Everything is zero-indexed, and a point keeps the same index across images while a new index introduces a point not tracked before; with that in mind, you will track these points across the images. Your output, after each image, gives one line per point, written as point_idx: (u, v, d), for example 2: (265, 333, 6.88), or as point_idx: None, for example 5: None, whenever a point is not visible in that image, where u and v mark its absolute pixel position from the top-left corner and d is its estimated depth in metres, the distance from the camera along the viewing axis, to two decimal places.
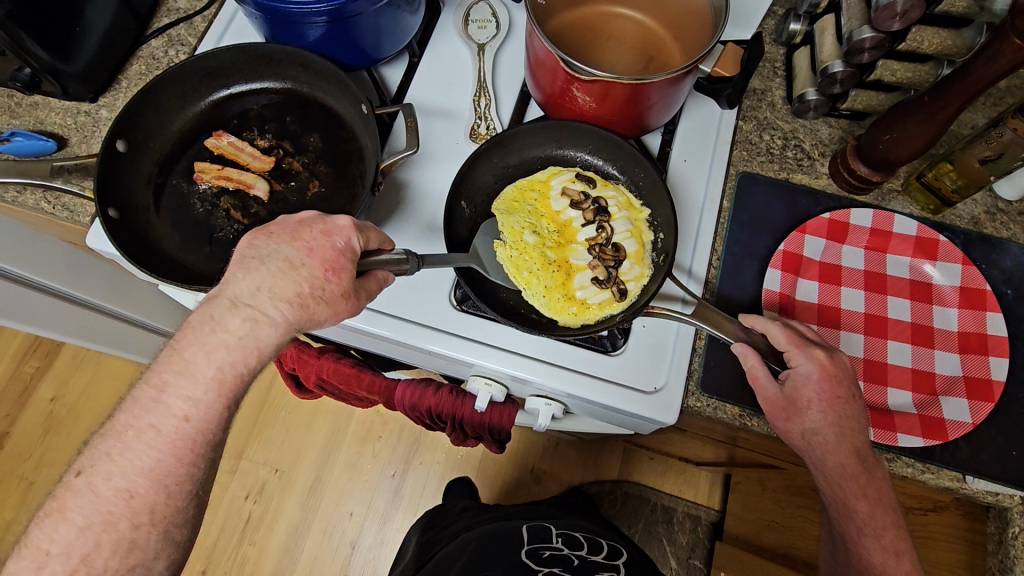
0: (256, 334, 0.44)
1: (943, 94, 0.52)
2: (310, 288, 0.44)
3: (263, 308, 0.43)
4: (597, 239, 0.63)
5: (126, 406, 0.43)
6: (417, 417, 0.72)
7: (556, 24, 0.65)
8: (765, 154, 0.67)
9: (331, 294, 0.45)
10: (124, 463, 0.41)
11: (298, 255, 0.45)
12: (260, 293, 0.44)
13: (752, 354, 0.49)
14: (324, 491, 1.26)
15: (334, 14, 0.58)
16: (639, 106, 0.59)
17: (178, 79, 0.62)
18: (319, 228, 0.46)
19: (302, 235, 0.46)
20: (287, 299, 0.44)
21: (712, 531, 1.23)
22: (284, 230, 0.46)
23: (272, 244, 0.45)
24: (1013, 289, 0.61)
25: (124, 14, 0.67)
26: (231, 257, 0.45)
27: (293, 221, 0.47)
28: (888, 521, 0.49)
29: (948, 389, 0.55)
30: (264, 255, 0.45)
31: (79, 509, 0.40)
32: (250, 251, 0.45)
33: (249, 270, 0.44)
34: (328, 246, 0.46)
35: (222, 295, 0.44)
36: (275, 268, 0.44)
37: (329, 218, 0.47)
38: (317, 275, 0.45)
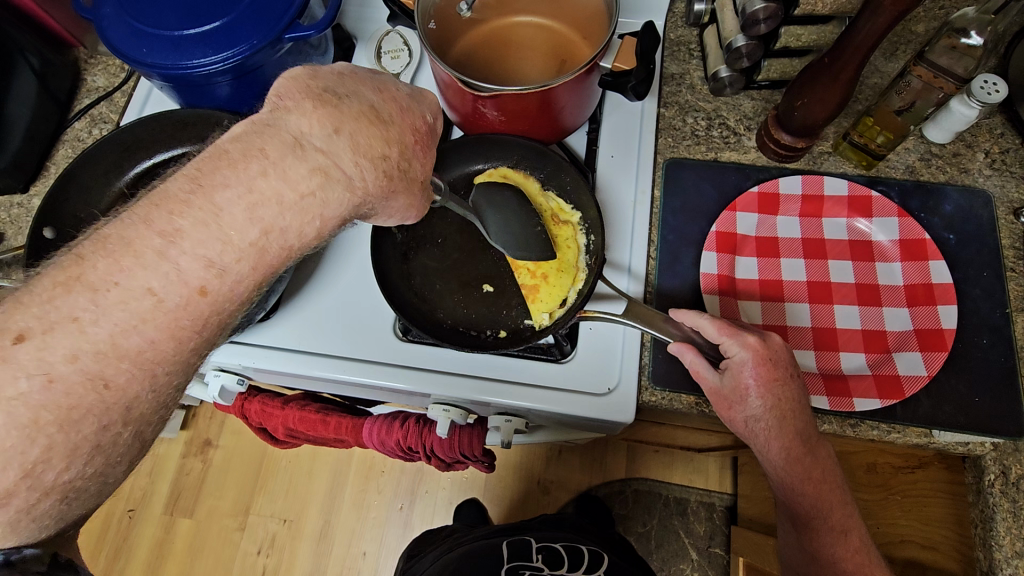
0: (327, 194, 0.35)
1: (840, 53, 0.51)
2: (395, 155, 0.39)
3: (342, 167, 0.35)
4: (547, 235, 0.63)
5: (110, 245, 0.31)
6: (390, 452, 0.73)
7: (461, 45, 0.65)
8: (690, 137, 0.67)
9: (414, 172, 0.41)
10: (105, 319, 0.30)
11: (385, 109, 0.39)
12: (337, 138, 0.36)
13: (688, 351, 0.49)
14: (335, 535, 1.26)
15: (237, 70, 0.58)
16: (551, 110, 0.59)
17: (97, 160, 0.64)
18: (399, 102, 0.41)
19: (388, 92, 0.41)
20: (370, 159, 0.37)
21: (728, 516, 1.20)
22: (360, 80, 0.40)
23: (355, 88, 0.39)
24: (955, 234, 0.60)
25: (46, 101, 0.68)
26: (294, 87, 0.37)
27: (369, 74, 0.42)
28: (836, 500, 0.50)
29: (900, 345, 0.55)
30: (342, 95, 0.38)
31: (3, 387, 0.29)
32: (321, 86, 0.38)
33: (325, 103, 0.36)
34: (414, 120, 0.41)
35: (281, 129, 0.35)
36: (362, 116, 0.37)
37: (417, 96, 0.43)
38: (406, 138, 0.40)
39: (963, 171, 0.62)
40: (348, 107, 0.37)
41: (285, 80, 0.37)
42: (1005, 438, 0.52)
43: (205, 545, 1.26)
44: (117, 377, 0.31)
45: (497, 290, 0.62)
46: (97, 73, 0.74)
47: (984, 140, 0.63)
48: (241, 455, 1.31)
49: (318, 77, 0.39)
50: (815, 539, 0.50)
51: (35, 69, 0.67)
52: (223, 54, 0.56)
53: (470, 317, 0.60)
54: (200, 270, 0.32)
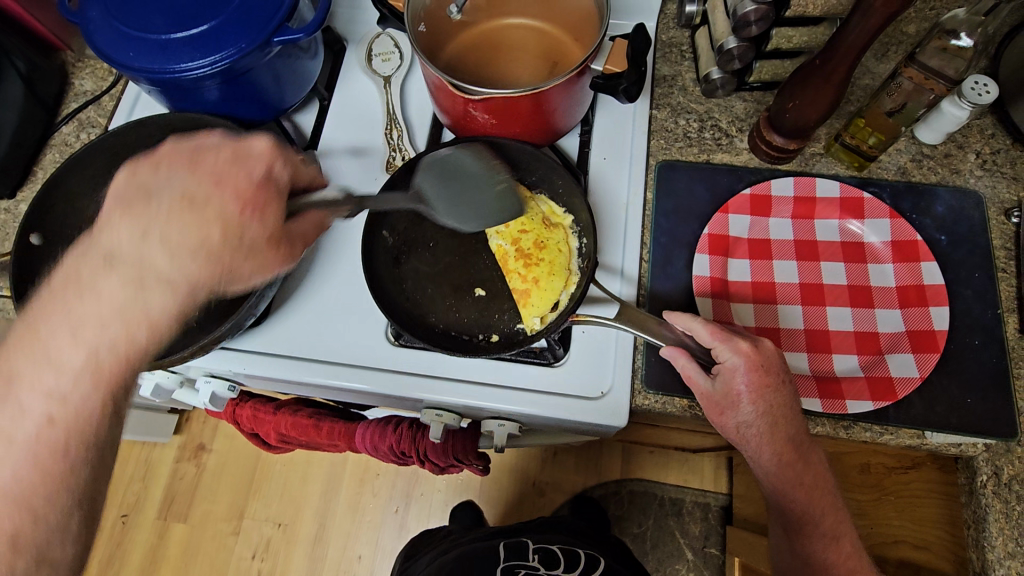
0: (137, 299, 0.41)
1: (831, 55, 0.51)
2: (227, 229, 0.43)
3: (160, 263, 0.42)
4: (509, 190, 0.61)
5: (54, 307, 0.41)
6: (383, 457, 0.72)
7: (452, 47, 0.65)
8: (683, 139, 0.66)
9: (250, 233, 0.44)
10: (64, 359, 0.40)
11: (201, 188, 0.43)
12: (145, 239, 0.41)
13: (681, 355, 0.49)
14: (330, 538, 1.25)
15: (226, 73, 0.57)
16: (542, 113, 0.59)
17: (85, 165, 0.63)
18: (231, 161, 0.45)
19: (202, 163, 0.45)
20: (187, 247, 0.42)
21: (723, 516, 1.20)
22: (211, 151, 0.45)
23: (172, 176, 0.44)
24: (946, 235, 0.60)
25: (32, 106, 0.68)
26: (120, 190, 0.43)
27: (223, 146, 0.46)
28: (829, 504, 0.50)
29: (892, 347, 0.55)
30: (155, 188, 0.43)
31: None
32: (136, 185, 0.43)
33: (128, 210, 0.42)
34: (239, 176, 0.45)
35: (95, 242, 0.42)
36: (169, 208, 0.42)
37: (243, 149, 0.46)
38: (231, 208, 0.44)
39: (955, 172, 0.62)
40: (157, 206, 0.42)
41: (125, 180, 0.44)
42: (997, 438, 0.53)
43: (199, 550, 1.25)
44: (84, 403, 0.40)
45: (489, 294, 0.61)
46: (85, 77, 0.74)
47: (975, 141, 0.63)
48: (235, 459, 1.30)
49: (135, 170, 0.44)
50: (808, 544, 0.50)
51: (21, 73, 0.66)
52: (211, 57, 0.55)
53: (462, 322, 0.60)
54: (122, 304, 0.41)
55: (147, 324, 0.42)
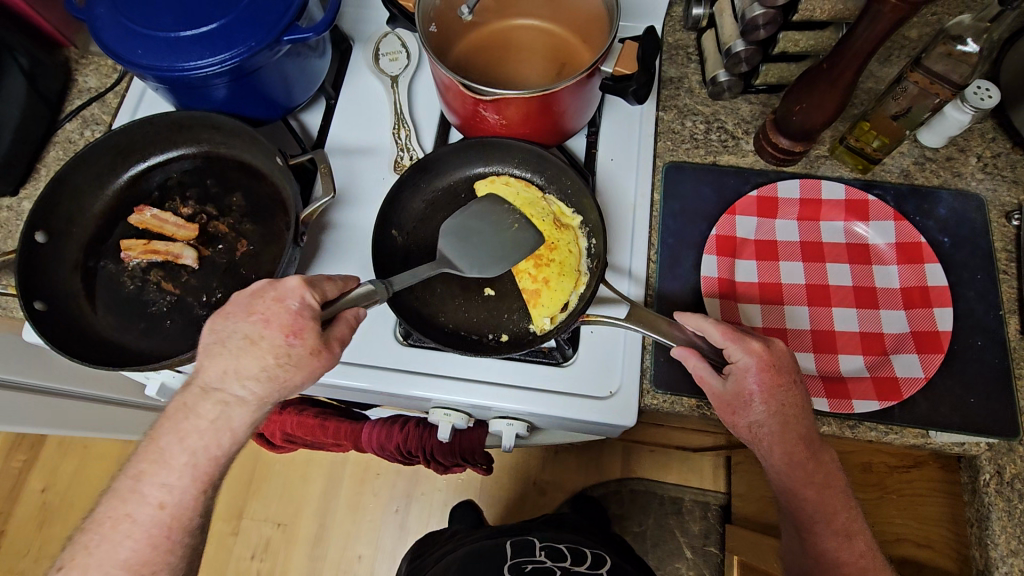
0: (227, 416, 0.44)
1: (838, 60, 0.52)
2: (276, 357, 0.44)
3: (230, 390, 0.44)
4: (526, 229, 0.61)
5: (166, 413, 0.45)
6: (390, 456, 0.72)
7: (461, 47, 0.65)
8: (689, 141, 0.67)
9: (298, 353, 0.45)
10: (173, 458, 0.44)
11: (257, 330, 0.44)
12: (226, 376, 0.44)
13: (692, 355, 0.50)
14: (330, 538, 1.25)
15: (235, 72, 0.57)
16: (552, 115, 0.59)
17: (90, 162, 0.62)
18: (271, 294, 0.45)
19: (257, 307, 0.45)
20: (253, 376, 0.44)
21: (723, 515, 1.21)
22: (262, 295, 0.45)
23: (233, 321, 0.45)
24: (949, 237, 0.61)
25: (36, 102, 0.67)
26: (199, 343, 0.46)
27: (269, 287, 0.46)
28: (840, 504, 0.50)
29: (897, 347, 0.56)
30: (225, 336, 0.45)
31: (119, 516, 0.43)
32: (212, 335, 0.45)
33: (213, 355, 0.44)
34: (282, 310, 0.45)
35: (194, 382, 0.45)
36: (237, 347, 0.44)
37: (278, 282, 0.46)
38: (279, 341, 0.44)
39: (957, 175, 0.63)
40: (230, 345, 0.44)
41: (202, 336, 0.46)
42: (999, 437, 0.53)
43: None
44: (188, 498, 0.44)
45: (498, 294, 0.61)
46: (88, 73, 0.73)
47: (976, 144, 0.64)
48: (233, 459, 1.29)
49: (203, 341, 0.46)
50: (817, 542, 0.50)
51: (25, 70, 0.65)
52: (221, 56, 0.55)
53: (471, 321, 0.60)
54: (214, 421, 0.44)
55: (233, 433, 0.45)
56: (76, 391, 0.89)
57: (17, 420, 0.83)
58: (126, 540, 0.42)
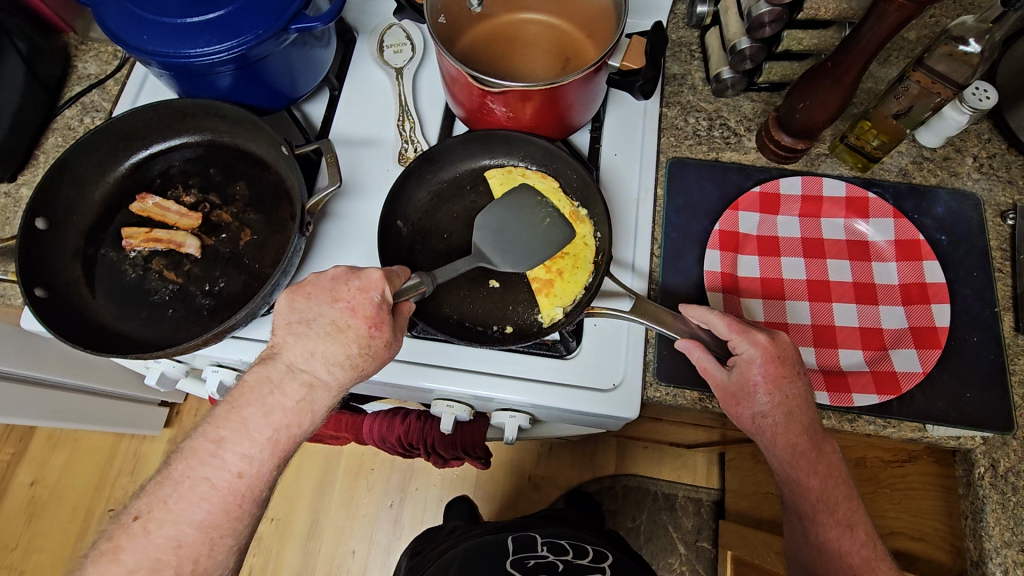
0: (311, 398, 0.46)
1: (843, 58, 0.52)
2: (359, 347, 0.47)
3: (317, 373, 0.46)
4: (557, 224, 0.61)
5: (248, 385, 0.45)
6: (391, 448, 0.73)
7: (466, 40, 0.65)
8: (692, 137, 0.68)
9: (377, 347, 0.48)
10: (256, 429, 0.44)
11: (342, 317, 0.47)
12: (313, 359, 0.46)
13: (696, 347, 0.51)
14: (324, 533, 1.24)
15: (240, 60, 0.57)
16: (559, 108, 0.59)
17: (91, 149, 0.62)
18: (354, 283, 0.48)
19: (342, 295, 0.47)
20: (339, 361, 0.47)
21: (715, 511, 1.22)
22: (348, 286, 0.48)
23: (318, 306, 0.47)
24: (947, 236, 0.62)
25: (35, 88, 0.66)
26: (277, 321, 0.47)
27: (354, 277, 0.48)
28: (841, 494, 0.51)
29: (896, 342, 0.57)
30: (310, 319, 0.47)
31: (195, 478, 0.43)
32: (294, 315, 0.47)
33: (297, 334, 0.46)
34: (365, 301, 0.47)
35: (276, 360, 0.46)
36: (323, 331, 0.46)
37: (361, 271, 0.48)
38: (362, 332, 0.47)
39: (953, 175, 0.64)
40: (317, 329, 0.47)
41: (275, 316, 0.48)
42: (994, 431, 0.55)
43: None
44: (263, 470, 0.44)
45: (504, 286, 0.61)
46: (88, 60, 0.72)
47: (972, 145, 0.65)
48: None
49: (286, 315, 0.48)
50: (819, 532, 0.51)
51: (23, 55, 0.64)
52: (227, 43, 0.55)
53: (476, 312, 0.60)
54: (299, 400, 0.45)
55: (313, 414, 0.46)
56: (70, 382, 0.88)
57: (10, 411, 0.81)
58: (201, 503, 0.43)
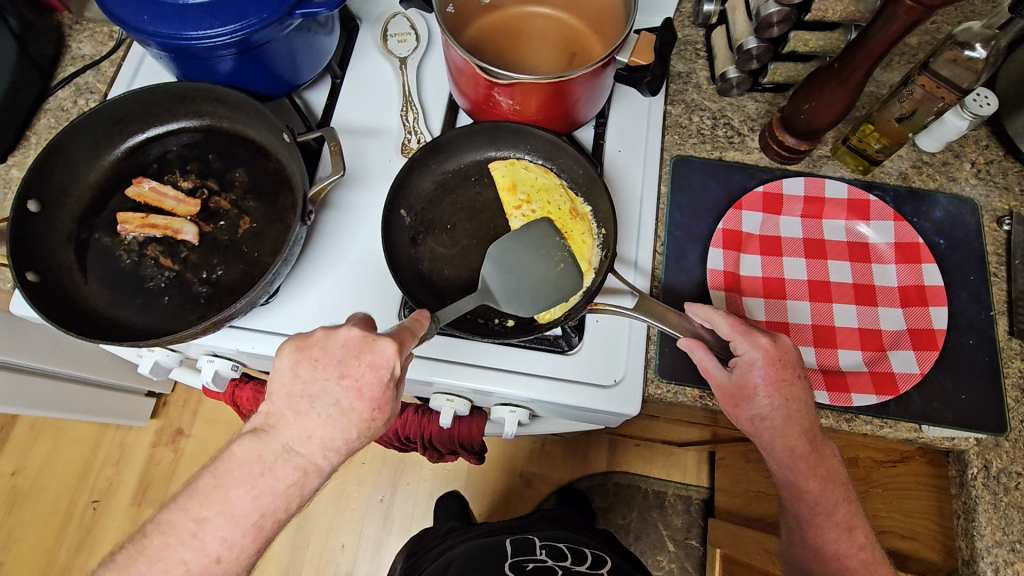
0: (304, 484, 0.42)
1: (851, 59, 0.52)
2: (358, 433, 0.43)
3: (312, 459, 0.42)
4: (570, 271, 0.58)
5: (237, 460, 0.41)
6: (387, 441, 0.73)
7: (472, 31, 0.64)
8: (696, 136, 0.68)
9: (377, 428, 0.44)
10: None
11: (347, 399, 0.42)
12: (310, 441, 0.42)
13: (699, 347, 0.50)
14: (313, 527, 1.23)
15: (242, 44, 0.56)
16: (566, 102, 0.59)
17: (86, 132, 0.60)
18: (367, 357, 0.43)
19: (350, 372, 0.43)
20: (335, 448, 0.43)
21: (705, 509, 1.22)
22: (361, 363, 0.43)
23: (324, 381, 0.43)
24: (945, 239, 0.62)
25: (27, 67, 0.64)
26: (277, 389, 0.43)
27: (366, 348, 0.43)
28: (840, 497, 0.52)
29: (894, 344, 0.57)
30: (313, 397, 0.42)
31: (171, 560, 0.39)
32: (297, 386, 0.43)
33: (297, 412, 0.42)
34: (375, 382, 0.43)
35: (272, 436, 0.42)
36: (325, 414, 0.42)
37: (376, 343, 0.43)
38: (364, 417, 0.43)
39: (952, 180, 0.65)
40: (317, 412, 0.42)
41: (275, 376, 0.43)
42: (988, 433, 0.55)
43: None
44: None
45: None
46: (83, 40, 0.71)
47: (971, 150, 0.66)
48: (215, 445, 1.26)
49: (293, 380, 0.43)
50: (817, 534, 0.52)
51: (14, 32, 0.62)
52: (229, 27, 0.53)
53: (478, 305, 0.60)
54: (289, 486, 0.41)
55: (303, 496, 0.42)
56: (66, 371, 0.89)
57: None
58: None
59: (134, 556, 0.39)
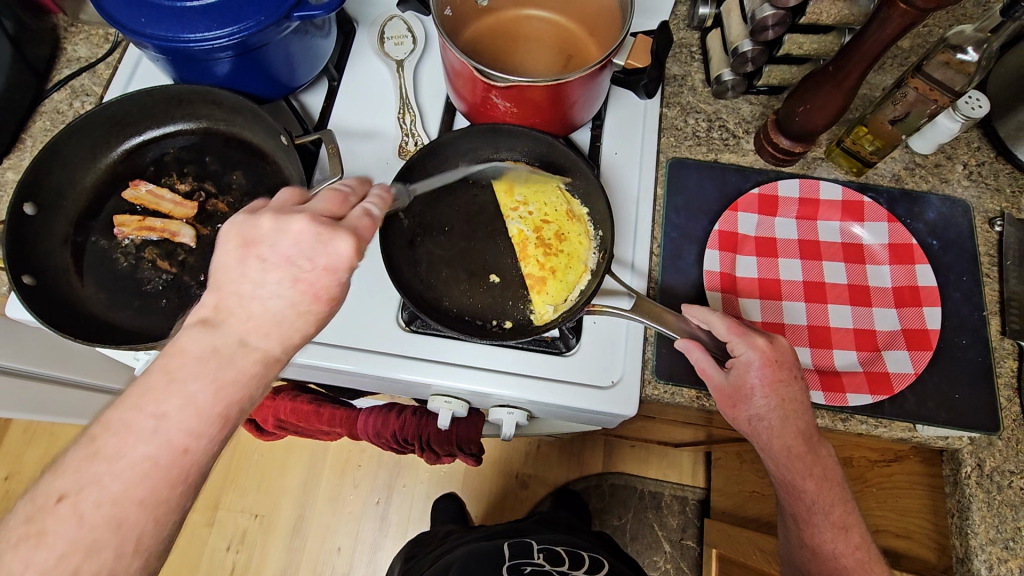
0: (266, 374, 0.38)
1: (845, 62, 0.53)
2: (316, 328, 0.41)
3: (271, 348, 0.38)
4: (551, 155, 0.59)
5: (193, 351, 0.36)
6: (385, 443, 0.73)
7: (469, 34, 0.65)
8: (692, 138, 0.68)
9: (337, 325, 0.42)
10: None
11: (301, 301, 0.39)
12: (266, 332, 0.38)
13: (696, 348, 0.51)
14: (309, 530, 1.23)
15: (240, 47, 0.56)
16: (563, 105, 0.59)
17: (83, 134, 0.60)
18: (321, 260, 0.39)
19: (302, 275, 0.38)
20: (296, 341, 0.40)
21: (701, 509, 1.23)
22: (312, 264, 0.39)
23: (270, 279, 0.38)
24: (937, 240, 0.63)
25: (22, 70, 0.64)
26: (216, 280, 0.38)
27: (318, 249, 0.39)
28: (836, 497, 0.52)
29: (889, 344, 0.58)
30: (260, 297, 0.38)
31: (132, 457, 0.33)
32: (239, 285, 0.38)
33: (245, 310, 0.38)
34: (333, 283, 0.39)
35: (224, 331, 0.37)
36: (278, 315, 0.38)
37: (330, 244, 0.39)
38: (321, 314, 0.40)
39: (944, 181, 0.66)
40: (267, 308, 0.38)
41: (217, 269, 0.39)
42: (981, 432, 0.56)
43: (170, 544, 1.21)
44: None
45: (503, 281, 0.61)
46: (78, 42, 0.70)
47: (963, 152, 0.67)
48: None
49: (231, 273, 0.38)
50: (814, 534, 0.52)
51: (10, 34, 0.62)
52: (227, 30, 0.54)
53: (476, 307, 0.60)
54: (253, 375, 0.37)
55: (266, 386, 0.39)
56: (66, 378, 0.90)
57: None
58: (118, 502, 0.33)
59: (51, 476, 0.32)
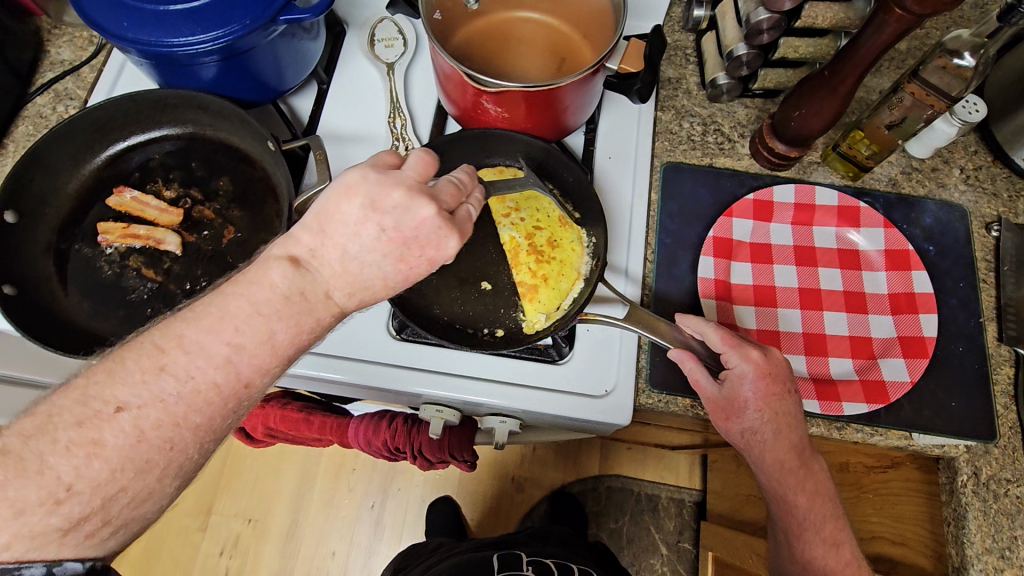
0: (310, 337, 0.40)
1: (841, 67, 0.52)
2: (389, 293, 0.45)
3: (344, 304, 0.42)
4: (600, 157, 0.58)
5: (278, 292, 0.39)
6: (377, 451, 0.72)
7: (460, 37, 0.64)
8: (686, 142, 0.67)
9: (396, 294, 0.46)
10: None
11: (394, 277, 0.43)
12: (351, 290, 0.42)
13: (689, 358, 0.50)
14: (302, 535, 1.22)
15: (225, 51, 0.54)
16: (555, 109, 0.58)
17: (65, 140, 0.59)
18: (430, 252, 0.43)
19: (408, 259, 0.43)
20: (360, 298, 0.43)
21: (697, 512, 1.22)
22: (423, 254, 0.43)
23: (377, 250, 0.41)
24: (934, 245, 0.62)
25: (4, 73, 0.63)
26: (319, 220, 0.41)
27: (432, 242, 0.43)
28: (829, 512, 0.51)
29: (884, 352, 0.57)
30: (359, 260, 0.41)
31: (202, 379, 0.36)
32: (342, 241, 0.41)
33: (335, 269, 0.41)
34: (426, 270, 0.44)
35: (315, 281, 0.41)
36: (362, 282, 0.42)
37: (444, 241, 0.43)
38: (396, 288, 0.45)
39: (941, 185, 0.65)
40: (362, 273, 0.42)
41: (324, 209, 0.41)
42: (977, 440, 0.56)
43: (162, 550, 1.20)
44: None
45: (495, 288, 0.60)
46: (62, 45, 0.69)
47: (960, 156, 0.66)
48: None
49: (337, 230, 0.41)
50: (806, 549, 0.51)
51: None
52: (211, 34, 0.52)
53: (467, 315, 0.59)
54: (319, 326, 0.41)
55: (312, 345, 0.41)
56: None
57: None
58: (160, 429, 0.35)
59: (106, 384, 0.35)
